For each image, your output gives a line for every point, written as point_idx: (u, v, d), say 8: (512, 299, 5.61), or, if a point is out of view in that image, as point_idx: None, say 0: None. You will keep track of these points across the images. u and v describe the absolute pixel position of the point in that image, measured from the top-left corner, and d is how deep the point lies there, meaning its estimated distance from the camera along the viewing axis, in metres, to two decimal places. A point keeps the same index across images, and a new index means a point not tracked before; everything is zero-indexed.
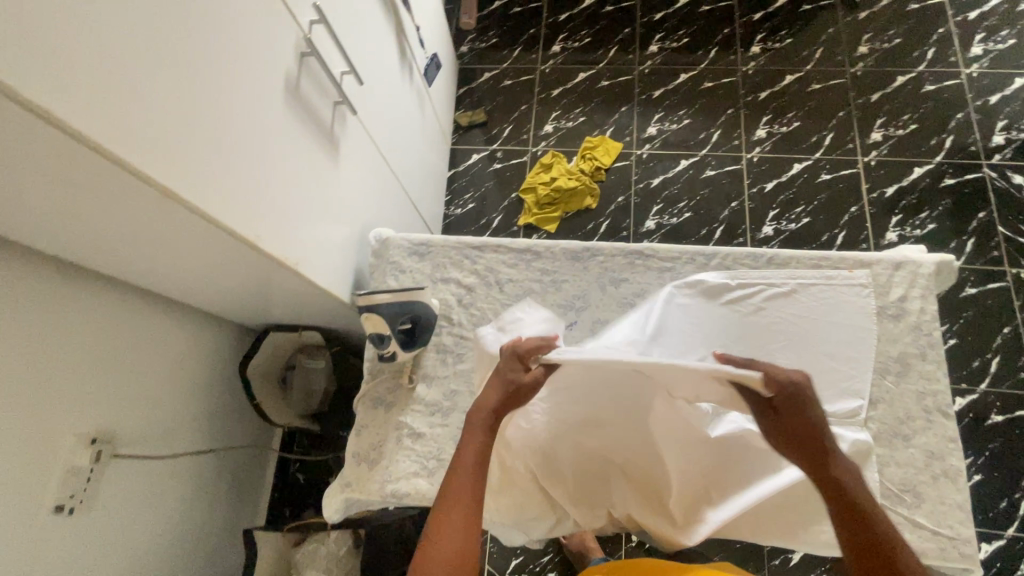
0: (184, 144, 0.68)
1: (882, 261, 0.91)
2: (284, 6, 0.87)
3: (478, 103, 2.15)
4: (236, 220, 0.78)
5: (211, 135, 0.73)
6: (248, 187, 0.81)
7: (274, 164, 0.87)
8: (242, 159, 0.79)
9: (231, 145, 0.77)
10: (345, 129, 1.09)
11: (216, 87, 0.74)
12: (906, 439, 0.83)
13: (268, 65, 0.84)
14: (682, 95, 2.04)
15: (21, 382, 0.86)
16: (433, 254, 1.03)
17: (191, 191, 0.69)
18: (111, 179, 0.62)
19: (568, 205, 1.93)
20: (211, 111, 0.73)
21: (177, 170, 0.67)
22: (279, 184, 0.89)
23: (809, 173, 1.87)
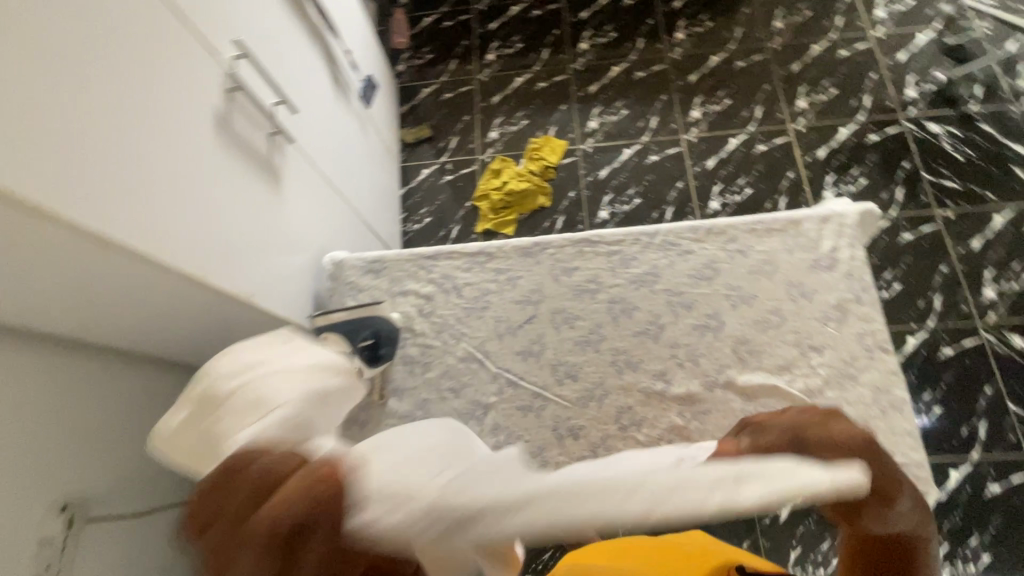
0: (106, 186, 0.66)
1: (810, 217, 0.97)
2: (202, 44, 0.87)
3: (422, 118, 2.17)
4: (174, 257, 0.76)
5: (135, 175, 0.71)
6: (182, 222, 0.79)
7: (208, 197, 0.85)
8: (181, 199, 0.79)
9: (156, 182, 0.75)
10: (283, 158, 1.09)
11: (143, 131, 0.74)
12: (854, 378, 0.88)
13: (196, 104, 0.84)
14: (617, 87, 2.11)
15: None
16: (388, 269, 1.04)
17: (120, 232, 0.67)
18: (29, 231, 0.60)
19: (522, 206, 1.96)
20: (143, 156, 0.73)
21: (101, 212, 0.65)
22: (217, 217, 0.87)
23: (745, 146, 1.96)
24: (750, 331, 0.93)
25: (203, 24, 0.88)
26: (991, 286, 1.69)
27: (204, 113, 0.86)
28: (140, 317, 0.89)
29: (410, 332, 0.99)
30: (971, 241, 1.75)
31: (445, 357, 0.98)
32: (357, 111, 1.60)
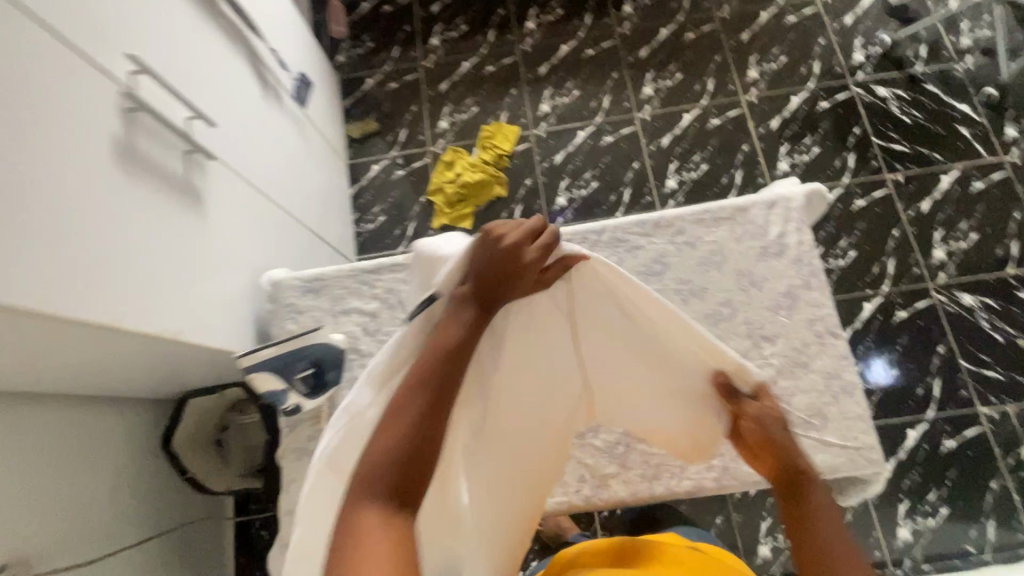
0: None
1: (758, 203, 0.95)
2: (88, 64, 0.78)
3: (368, 111, 2.07)
4: (77, 308, 0.69)
5: (19, 223, 0.63)
6: (85, 267, 0.71)
7: (115, 233, 0.77)
8: (84, 242, 0.72)
9: (47, 226, 0.67)
10: (204, 177, 1.01)
11: (27, 173, 0.66)
12: (805, 365, 0.87)
13: (90, 132, 0.76)
14: (567, 67, 2.04)
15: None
16: (328, 287, 0.99)
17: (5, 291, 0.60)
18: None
19: (478, 198, 1.91)
20: (31, 202, 0.65)
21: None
22: (128, 255, 0.79)
23: (699, 121, 1.93)
24: (702, 325, 0.92)
25: (87, 41, 0.78)
26: (940, 247, 1.73)
27: (100, 141, 0.77)
28: (59, 365, 0.83)
29: (357, 353, 0.95)
30: (920, 203, 1.78)
31: None
32: (291, 113, 1.50)
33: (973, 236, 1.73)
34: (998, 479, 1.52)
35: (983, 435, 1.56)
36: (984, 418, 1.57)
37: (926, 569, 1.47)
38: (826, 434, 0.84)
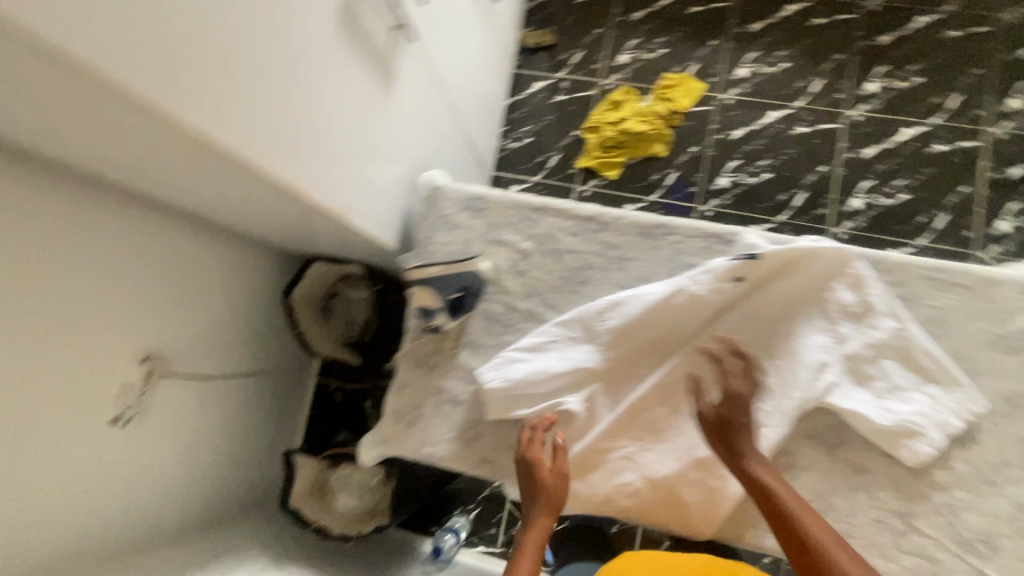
0: (227, 90, 0.61)
1: (1013, 282, 0.78)
2: None
3: (549, 20, 1.90)
4: (255, 158, 0.67)
5: (224, 47, 0.60)
6: (270, 118, 0.68)
7: (303, 89, 0.72)
8: (293, 105, 0.71)
9: (251, 66, 0.64)
10: (402, 56, 0.95)
11: (267, 26, 0.65)
12: (996, 485, 0.74)
13: None
14: (786, 32, 1.75)
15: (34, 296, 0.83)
16: (489, 211, 0.94)
17: (187, 111, 0.57)
18: (85, 88, 0.52)
19: (634, 150, 1.74)
20: (264, 57, 0.65)
21: (171, 90, 0.55)
22: (314, 118, 0.75)
23: (920, 141, 1.62)
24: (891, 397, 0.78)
25: None
26: None
27: None
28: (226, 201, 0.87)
29: (495, 288, 0.91)
30: None
31: (528, 323, 0.90)
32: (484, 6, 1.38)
33: None
34: None
35: None
36: None
37: None
38: (987, 565, 0.73)
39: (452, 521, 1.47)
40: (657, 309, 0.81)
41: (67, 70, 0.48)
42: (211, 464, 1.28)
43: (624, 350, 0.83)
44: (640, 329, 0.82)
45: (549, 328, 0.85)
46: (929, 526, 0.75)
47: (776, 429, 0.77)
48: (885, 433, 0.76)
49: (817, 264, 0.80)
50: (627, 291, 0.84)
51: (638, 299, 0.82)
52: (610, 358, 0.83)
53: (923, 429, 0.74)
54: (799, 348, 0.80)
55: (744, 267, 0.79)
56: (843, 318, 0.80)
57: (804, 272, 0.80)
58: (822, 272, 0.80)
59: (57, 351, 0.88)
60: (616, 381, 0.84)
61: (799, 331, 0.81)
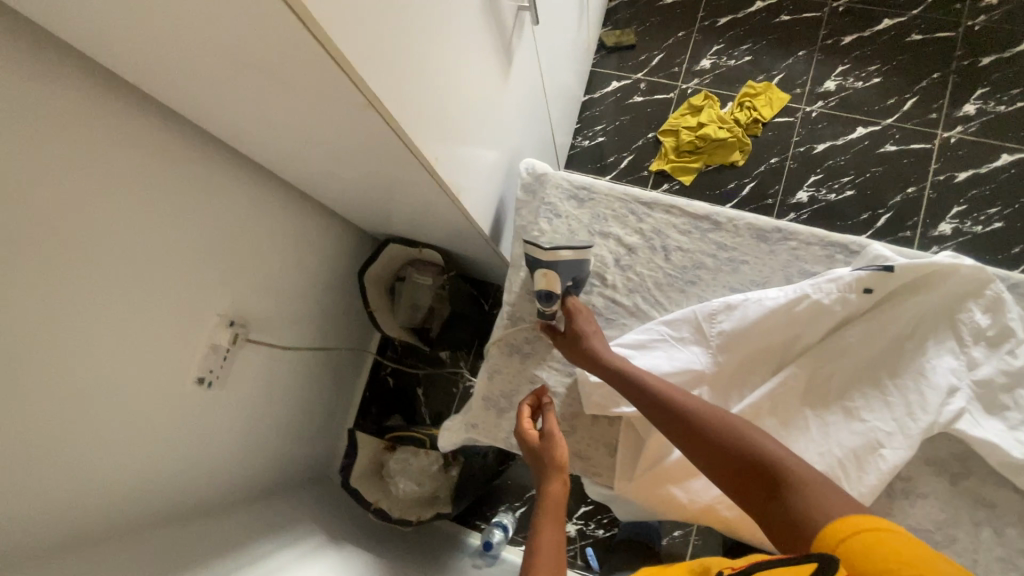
0: (391, 50, 0.60)
1: None
2: None
3: (630, 20, 1.88)
4: (403, 125, 0.67)
5: (396, 7, 0.59)
6: (419, 88, 0.68)
7: (446, 61, 0.72)
8: (434, 74, 0.70)
9: (411, 29, 0.63)
10: (520, 40, 0.94)
11: None
12: None
13: None
14: (880, 47, 1.69)
15: (157, 249, 0.85)
16: (595, 202, 0.92)
17: (364, 70, 0.57)
18: (283, 37, 0.51)
19: (711, 157, 1.71)
20: (422, 22, 0.64)
21: (360, 52, 0.55)
22: (447, 89, 0.75)
23: (1018, 169, 1.55)
24: None
25: None
26: None
27: None
28: (336, 168, 0.86)
29: (596, 280, 0.89)
30: None
31: (630, 319, 0.87)
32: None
33: None
34: None
35: None
36: None
37: None
38: None
39: (498, 516, 1.44)
40: (775, 314, 0.78)
41: (286, 20, 0.48)
42: (274, 435, 1.28)
43: (735, 355, 0.80)
44: (754, 334, 0.79)
45: (655, 326, 0.83)
46: None
47: (900, 451, 0.73)
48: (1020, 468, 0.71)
49: (948, 283, 0.76)
50: (742, 295, 0.81)
51: (753, 304, 0.79)
52: (720, 361, 0.80)
53: None
54: (926, 368, 0.76)
55: (873, 279, 0.76)
56: (974, 342, 0.76)
57: (933, 290, 0.77)
58: (952, 292, 0.77)
59: (169, 304, 0.90)
60: (723, 385, 0.81)
61: (925, 351, 0.77)
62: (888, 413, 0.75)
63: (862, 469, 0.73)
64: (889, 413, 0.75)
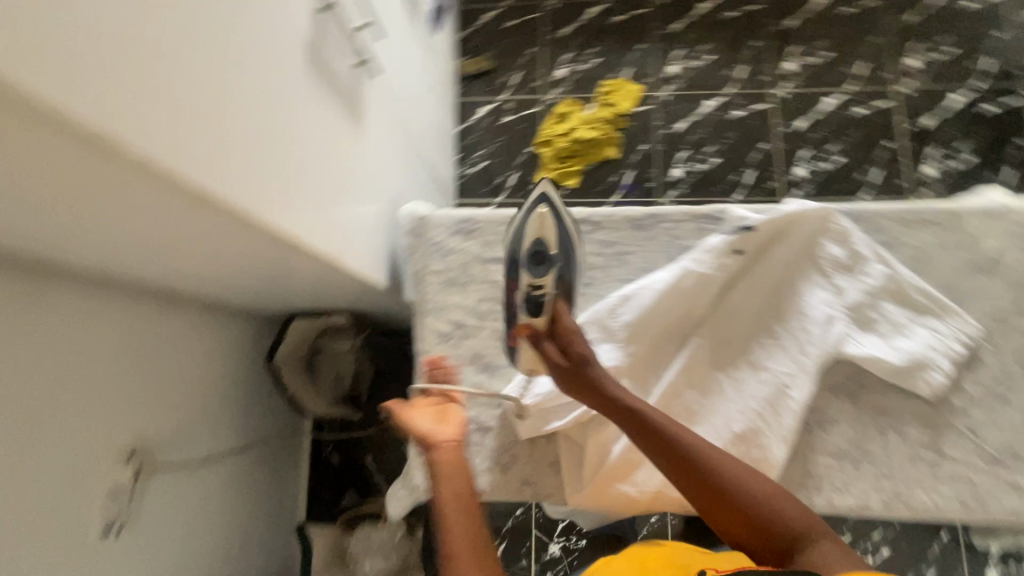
0: (225, 144, 0.58)
1: (975, 211, 0.85)
2: None
3: (482, 47, 1.95)
4: (255, 209, 0.63)
5: (218, 100, 0.57)
6: (263, 166, 0.65)
7: (285, 133, 0.70)
8: (281, 152, 0.69)
9: (241, 117, 0.61)
10: (364, 93, 0.94)
11: (250, 74, 0.62)
12: (1006, 399, 0.79)
13: (288, 35, 0.71)
14: (704, 28, 1.87)
15: (20, 405, 0.75)
16: (480, 231, 0.93)
17: (201, 173, 0.54)
18: (98, 167, 0.47)
19: (588, 156, 1.80)
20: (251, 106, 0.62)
21: (181, 148, 0.51)
22: (298, 162, 0.73)
23: (841, 108, 1.77)
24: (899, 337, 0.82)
25: None
26: None
27: (290, 33, 0.71)
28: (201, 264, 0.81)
29: (501, 306, 0.90)
30: None
31: None
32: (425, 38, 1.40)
33: None
34: None
35: None
36: None
37: None
38: (1018, 476, 0.76)
39: None
40: (667, 294, 0.82)
41: (95, 152, 0.45)
42: (214, 559, 1.16)
43: (643, 342, 0.84)
44: (655, 319, 0.83)
45: None
46: (958, 451, 0.78)
47: (804, 388, 0.79)
48: (903, 372, 0.79)
49: (803, 227, 0.84)
50: (635, 284, 0.85)
51: (646, 290, 0.83)
52: (631, 352, 0.83)
53: (933, 362, 0.79)
54: (806, 308, 0.83)
55: (742, 240, 0.83)
56: (837, 271, 0.84)
57: (794, 236, 0.84)
58: (810, 234, 0.85)
59: (49, 462, 0.80)
60: (643, 372, 0.84)
61: (801, 292, 0.84)
62: (785, 356, 0.81)
63: (779, 414, 0.79)
64: (787, 355, 0.81)
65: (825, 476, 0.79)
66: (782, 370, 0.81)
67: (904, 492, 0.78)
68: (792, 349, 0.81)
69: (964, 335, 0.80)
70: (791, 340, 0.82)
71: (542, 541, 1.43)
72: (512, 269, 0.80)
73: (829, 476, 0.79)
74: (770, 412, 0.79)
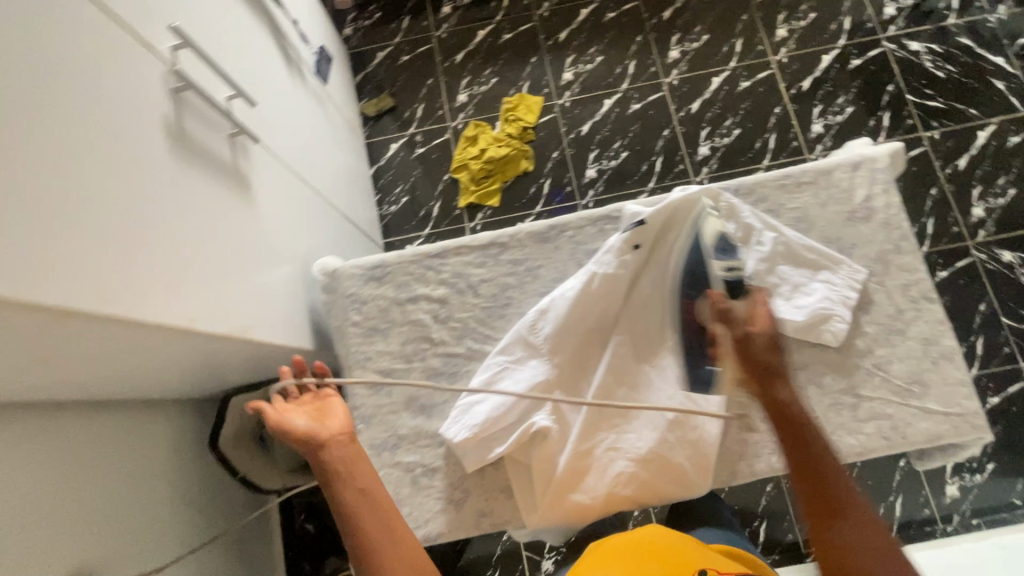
0: (87, 256, 0.56)
1: (840, 165, 0.91)
2: (137, 44, 0.70)
3: (381, 87, 1.96)
4: (134, 312, 0.60)
5: (72, 214, 0.55)
6: (130, 263, 0.62)
7: (155, 221, 0.67)
8: (160, 246, 0.67)
9: (105, 223, 0.59)
10: (248, 159, 0.92)
11: (106, 177, 0.61)
12: (902, 332, 0.84)
13: (147, 125, 0.69)
14: (589, 32, 1.95)
15: None
16: (392, 274, 0.93)
17: (64, 293, 0.52)
18: None
19: (504, 173, 1.83)
20: (114, 209, 0.61)
21: (25, 273, 0.49)
22: (183, 251, 0.71)
23: (728, 85, 1.87)
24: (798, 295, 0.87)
25: (125, 9, 0.69)
26: (980, 204, 1.70)
27: (146, 121, 0.69)
28: (105, 369, 0.78)
29: (425, 344, 0.90)
30: (958, 160, 1.74)
31: (470, 364, 0.89)
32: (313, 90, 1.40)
33: (1011, 191, 1.70)
34: None
35: None
36: None
37: (976, 523, 1.48)
38: (928, 401, 0.82)
39: None
40: (580, 301, 0.84)
41: None
42: None
43: (568, 351, 0.85)
44: (574, 326, 0.85)
45: (493, 360, 0.85)
46: (872, 389, 0.83)
47: (723, 362, 0.82)
48: (808, 328, 0.84)
49: (693, 211, 0.89)
50: (549, 296, 0.87)
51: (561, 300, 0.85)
52: (558, 362, 0.85)
53: (832, 313, 0.84)
54: (710, 286, 0.87)
55: (638, 235, 0.86)
56: (733, 245, 0.88)
57: (687, 221, 0.89)
58: (701, 215, 0.89)
59: None
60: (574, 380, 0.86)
61: (705, 272, 0.88)
62: (701, 336, 0.85)
63: (707, 393, 0.82)
64: (702, 335, 0.85)
65: (761, 441, 0.82)
66: (702, 349, 0.84)
67: (833, 440, 0.82)
68: (705, 328, 0.85)
69: (853, 283, 0.85)
70: (703, 319, 0.86)
71: (534, 560, 1.42)
72: (690, 289, 0.86)
73: (763, 441, 0.82)
74: (697, 393, 0.82)
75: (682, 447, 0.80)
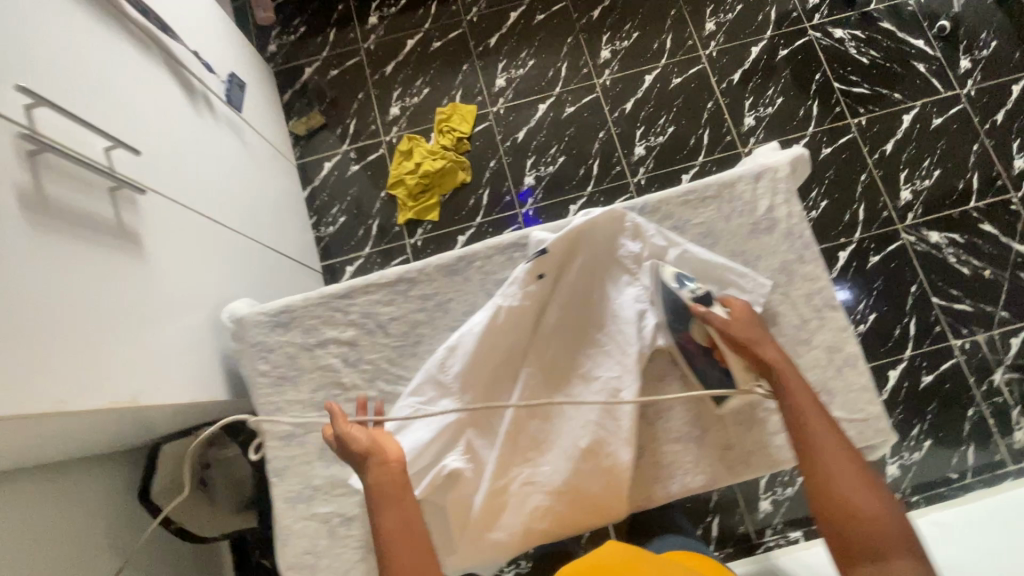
0: None
1: (743, 177, 0.91)
2: None
3: (310, 104, 1.91)
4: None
5: None
6: None
7: (18, 301, 0.63)
8: (24, 329, 0.63)
9: None
10: (136, 212, 0.88)
11: None
12: (807, 342, 0.85)
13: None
14: (519, 36, 1.92)
15: None
16: (299, 319, 0.91)
17: None
18: None
19: (441, 186, 1.80)
20: None
21: None
22: (55, 328, 0.67)
23: (661, 82, 1.86)
24: None
25: None
26: (907, 187, 1.74)
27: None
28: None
29: (338, 389, 0.88)
30: (885, 145, 1.78)
31: (383, 406, 0.88)
32: (226, 120, 1.34)
33: (937, 172, 1.74)
34: (974, 407, 1.58)
35: (956, 366, 1.61)
36: (956, 349, 1.62)
37: (915, 500, 1.54)
38: (833, 409, 0.83)
39: None
40: (487, 335, 0.83)
41: None
42: None
43: (480, 385, 0.85)
44: (483, 360, 0.84)
45: (404, 402, 0.84)
46: None
47: (633, 388, 0.82)
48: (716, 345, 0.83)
49: (598, 232, 0.87)
50: (458, 332, 0.85)
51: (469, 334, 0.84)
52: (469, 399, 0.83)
53: None
54: (619, 309, 0.86)
55: (542, 266, 0.85)
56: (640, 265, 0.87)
57: (592, 243, 0.88)
58: (607, 235, 0.88)
59: None
60: (487, 415, 0.85)
61: (613, 294, 0.88)
62: (611, 362, 0.84)
63: (619, 420, 0.81)
64: (612, 360, 0.84)
65: (673, 462, 0.83)
66: (612, 374, 0.84)
67: (744, 455, 0.83)
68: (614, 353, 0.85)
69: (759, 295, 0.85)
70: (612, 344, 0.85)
71: None
72: (680, 322, 0.83)
73: (677, 461, 0.83)
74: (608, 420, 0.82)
75: (595, 477, 0.80)
